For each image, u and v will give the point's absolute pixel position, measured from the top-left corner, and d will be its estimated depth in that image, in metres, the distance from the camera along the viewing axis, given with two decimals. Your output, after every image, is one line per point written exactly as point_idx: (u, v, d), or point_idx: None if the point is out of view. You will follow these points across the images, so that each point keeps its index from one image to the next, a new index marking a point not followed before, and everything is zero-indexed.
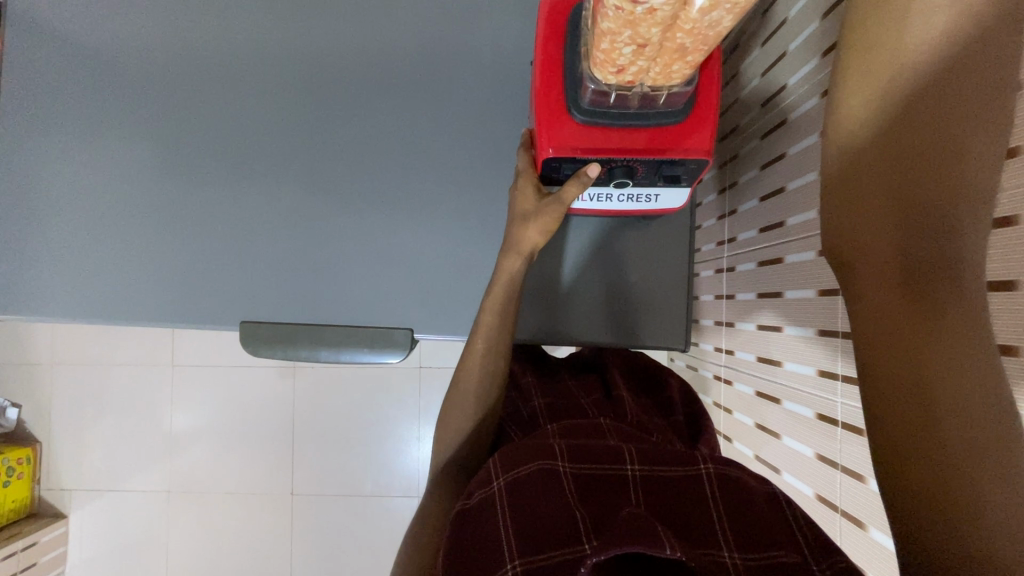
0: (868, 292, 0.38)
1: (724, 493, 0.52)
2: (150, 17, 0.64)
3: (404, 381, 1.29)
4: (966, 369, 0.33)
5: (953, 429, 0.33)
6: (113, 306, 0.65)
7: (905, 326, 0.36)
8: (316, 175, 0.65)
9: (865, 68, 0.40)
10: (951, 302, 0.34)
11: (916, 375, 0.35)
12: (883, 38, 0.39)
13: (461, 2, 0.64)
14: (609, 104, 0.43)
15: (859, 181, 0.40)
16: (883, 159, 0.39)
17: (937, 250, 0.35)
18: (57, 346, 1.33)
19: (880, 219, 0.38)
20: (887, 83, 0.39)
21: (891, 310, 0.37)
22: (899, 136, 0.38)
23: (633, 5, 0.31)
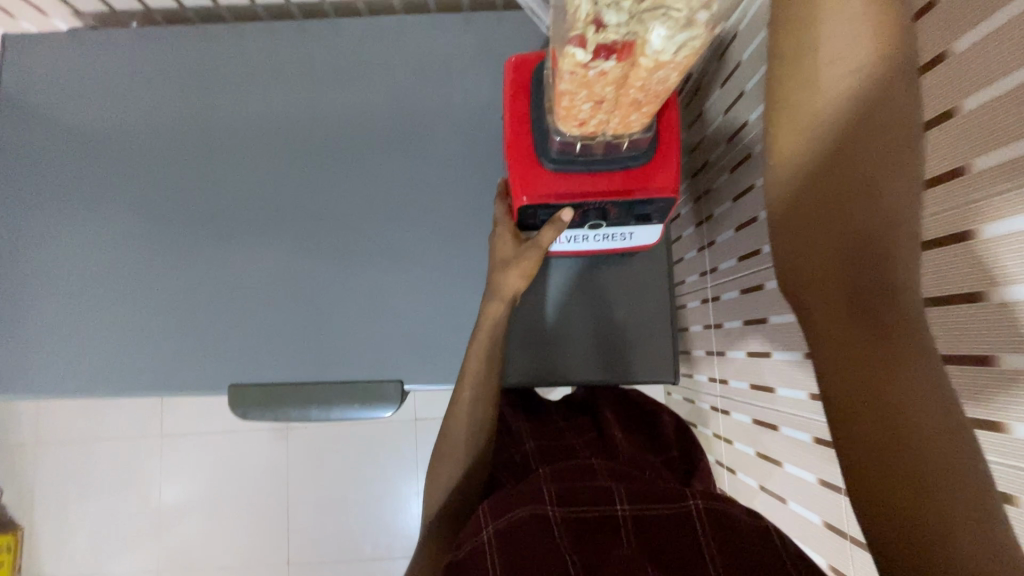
0: (829, 327, 0.37)
1: (715, 530, 0.52)
2: (168, 112, 0.75)
3: (399, 437, 1.34)
4: (922, 395, 0.32)
5: (923, 460, 0.31)
6: (111, 381, 0.72)
7: (863, 360, 0.35)
8: (311, 239, 0.74)
9: (788, 114, 0.40)
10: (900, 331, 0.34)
11: (879, 408, 0.33)
12: (796, 88, 0.40)
13: (440, 81, 0.75)
14: (575, 153, 0.47)
15: (803, 220, 0.40)
16: (820, 197, 0.39)
17: (883, 279, 0.35)
18: (43, 426, 1.34)
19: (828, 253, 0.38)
20: (809, 127, 0.39)
21: (848, 345, 0.36)
22: (830, 174, 0.38)
23: (585, 69, 0.34)
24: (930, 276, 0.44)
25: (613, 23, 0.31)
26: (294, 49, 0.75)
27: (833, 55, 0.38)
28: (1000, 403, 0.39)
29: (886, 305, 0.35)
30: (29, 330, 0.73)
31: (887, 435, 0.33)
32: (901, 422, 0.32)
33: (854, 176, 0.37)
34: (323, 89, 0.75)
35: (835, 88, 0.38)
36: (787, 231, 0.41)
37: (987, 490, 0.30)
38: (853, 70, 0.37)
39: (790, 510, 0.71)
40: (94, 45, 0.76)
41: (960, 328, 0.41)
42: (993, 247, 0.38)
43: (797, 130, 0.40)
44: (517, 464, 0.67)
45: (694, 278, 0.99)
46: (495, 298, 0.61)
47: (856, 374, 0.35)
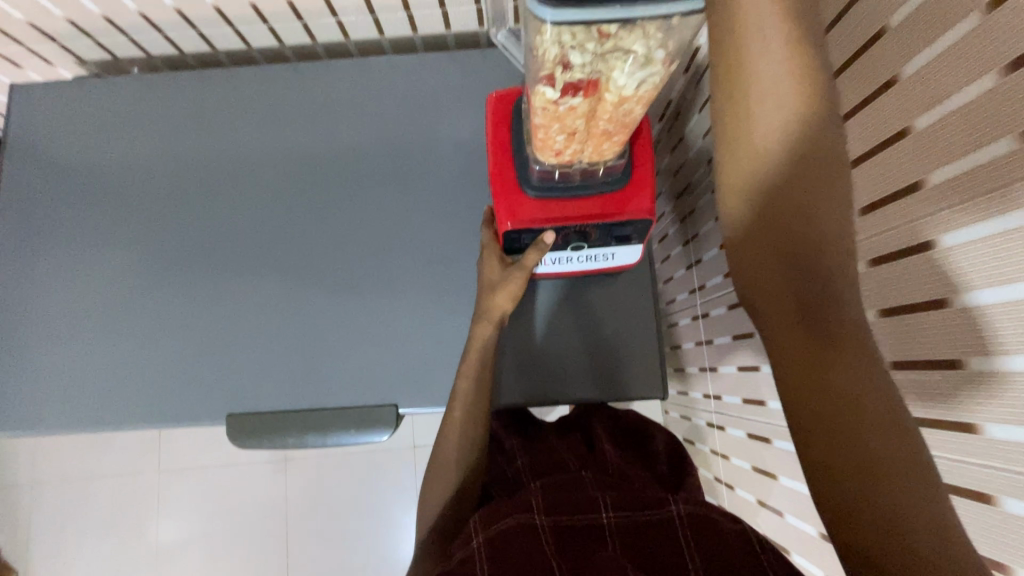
0: (793, 369, 0.36)
1: (694, 534, 0.53)
2: (169, 151, 0.79)
3: (397, 465, 1.33)
4: (887, 432, 0.33)
5: (901, 500, 0.32)
6: (108, 414, 0.73)
7: (833, 402, 0.34)
8: (306, 269, 0.76)
9: (731, 152, 0.39)
10: (859, 368, 0.34)
11: (854, 450, 0.33)
12: (735, 126, 0.38)
13: (427, 114, 0.79)
14: (555, 180, 0.52)
15: (753, 259, 0.39)
16: (769, 235, 0.38)
17: (837, 316, 0.35)
18: (38, 465, 1.33)
19: (783, 293, 0.37)
20: (754, 167, 0.38)
21: (815, 387, 0.35)
22: (777, 213, 0.37)
23: (557, 105, 0.41)
24: (891, 288, 0.46)
25: (578, 62, 0.36)
26: (289, 89, 0.79)
27: (764, 91, 0.36)
28: (971, 405, 0.40)
29: (844, 341, 0.35)
30: (30, 366, 0.74)
31: (864, 478, 0.33)
32: (875, 462, 0.32)
33: (802, 215, 0.36)
34: (317, 126, 0.79)
35: (772, 128, 0.37)
36: (736, 263, 0.40)
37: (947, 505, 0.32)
38: (784, 107, 0.36)
39: (787, 523, 0.71)
40: (97, 91, 0.80)
41: (925, 336, 0.43)
42: (949, 255, 0.40)
43: (743, 169, 0.38)
44: (508, 481, 0.68)
45: (684, 296, 1.01)
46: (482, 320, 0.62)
47: (820, 404, 0.35)
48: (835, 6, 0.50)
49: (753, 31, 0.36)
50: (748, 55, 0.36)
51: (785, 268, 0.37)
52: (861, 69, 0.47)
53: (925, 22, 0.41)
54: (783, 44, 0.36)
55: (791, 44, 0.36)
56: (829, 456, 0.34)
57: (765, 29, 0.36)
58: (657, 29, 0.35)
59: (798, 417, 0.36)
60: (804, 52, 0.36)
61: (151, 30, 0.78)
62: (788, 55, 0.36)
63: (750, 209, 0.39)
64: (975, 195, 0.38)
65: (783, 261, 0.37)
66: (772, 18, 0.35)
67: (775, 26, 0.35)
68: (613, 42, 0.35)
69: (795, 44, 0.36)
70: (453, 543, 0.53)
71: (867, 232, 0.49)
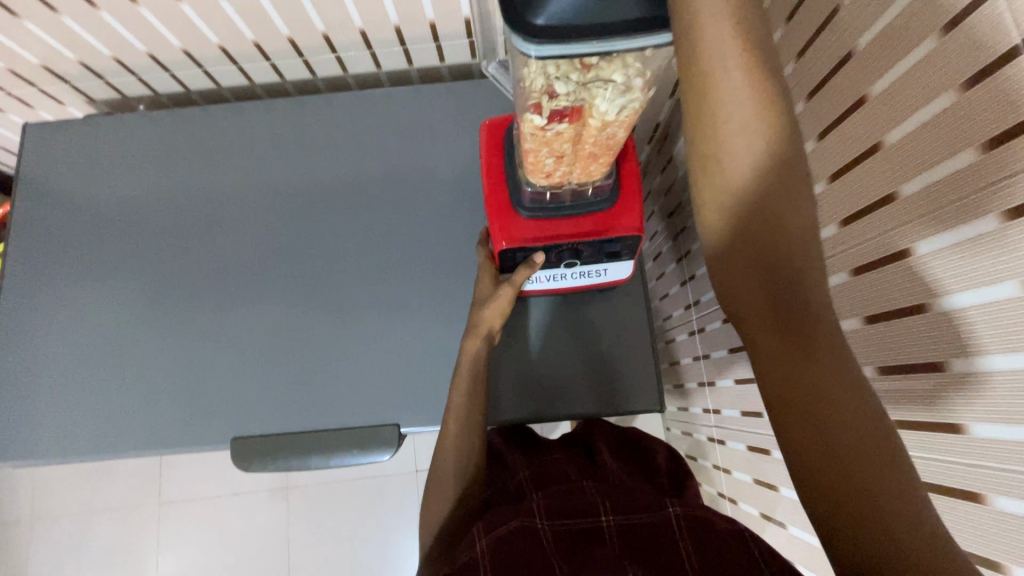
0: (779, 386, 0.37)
1: (692, 534, 0.53)
2: (174, 184, 0.81)
3: (400, 490, 1.32)
4: (868, 440, 0.34)
5: (887, 506, 0.33)
6: (113, 442, 0.73)
7: (818, 416, 0.35)
8: (307, 293, 0.78)
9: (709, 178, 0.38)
10: (840, 380, 0.35)
11: (841, 463, 0.34)
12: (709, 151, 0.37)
13: (423, 142, 0.82)
14: (547, 201, 0.55)
15: (734, 279, 0.39)
16: (748, 256, 0.38)
17: (815, 330, 0.36)
18: (38, 501, 1.32)
19: (764, 311, 0.38)
20: (733, 191, 0.37)
21: (801, 403, 0.36)
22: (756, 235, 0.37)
23: (545, 130, 0.45)
24: (875, 296, 0.48)
25: (563, 91, 0.40)
26: (290, 122, 0.82)
27: (737, 114, 0.35)
28: (956, 407, 0.41)
29: (823, 355, 0.36)
30: (36, 395, 0.75)
31: (851, 488, 0.34)
32: (860, 472, 0.34)
33: (779, 236, 0.36)
34: (317, 156, 0.82)
35: (748, 152, 0.36)
36: (715, 278, 0.40)
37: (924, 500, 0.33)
38: (757, 130, 0.35)
39: (791, 535, 0.71)
40: (106, 128, 0.83)
41: (908, 341, 0.45)
42: (925, 262, 0.42)
43: (722, 194, 0.37)
44: (509, 494, 0.67)
45: (680, 312, 1.03)
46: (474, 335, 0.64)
47: (804, 409, 0.36)
48: (802, 38, 0.54)
49: (715, 56, 0.35)
50: (713, 78, 0.35)
51: (764, 287, 0.37)
52: (831, 92, 0.51)
53: (890, 47, 0.43)
54: (744, 66, 0.35)
55: (751, 66, 0.35)
56: (815, 458, 0.35)
57: (725, 52, 0.35)
58: (635, 61, 0.39)
59: (783, 422, 0.37)
60: (765, 73, 0.35)
61: (159, 69, 0.82)
62: (750, 76, 0.35)
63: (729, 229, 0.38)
64: (945, 206, 0.40)
65: (762, 280, 0.37)
66: (734, 40, 0.34)
67: (735, 49, 0.34)
68: (595, 73, 0.39)
69: (754, 65, 0.35)
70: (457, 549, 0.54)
71: (847, 243, 0.51)
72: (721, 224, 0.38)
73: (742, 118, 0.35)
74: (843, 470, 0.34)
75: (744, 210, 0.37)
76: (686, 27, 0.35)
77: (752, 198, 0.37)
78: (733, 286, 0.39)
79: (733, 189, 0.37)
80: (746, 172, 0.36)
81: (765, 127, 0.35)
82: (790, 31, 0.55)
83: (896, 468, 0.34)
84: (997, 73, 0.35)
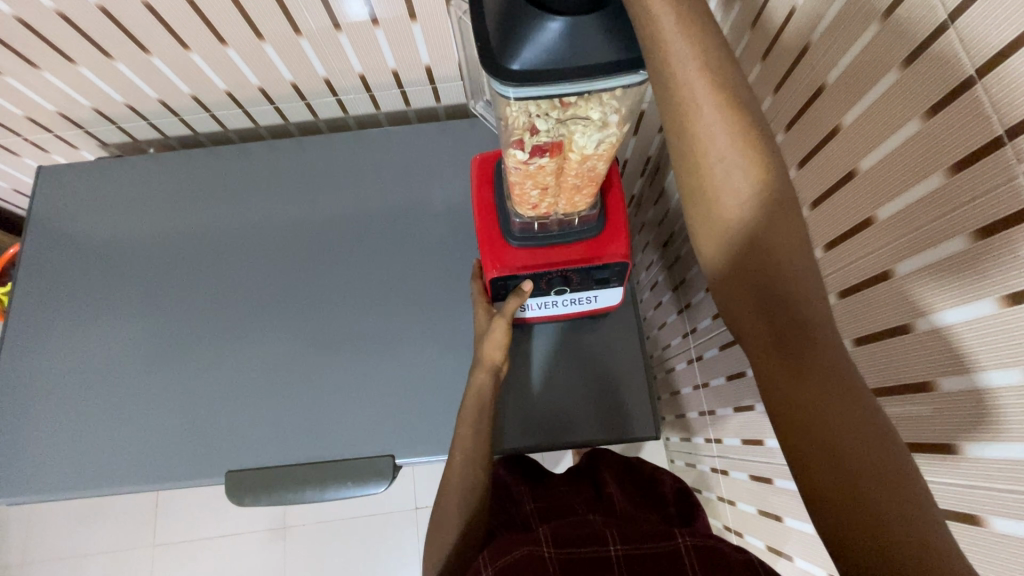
0: (781, 398, 0.37)
1: (703, 565, 0.52)
2: (180, 221, 0.84)
3: (401, 528, 1.29)
4: (873, 455, 0.33)
5: (898, 523, 0.32)
6: (110, 478, 0.73)
7: (818, 428, 0.35)
8: (306, 325, 0.79)
9: (696, 206, 0.39)
10: (842, 393, 0.35)
11: (847, 477, 0.33)
12: (695, 179, 0.38)
13: (420, 177, 0.85)
14: (536, 231, 0.57)
15: (733, 293, 0.39)
16: (744, 272, 0.38)
17: (816, 344, 0.36)
18: (30, 544, 1.29)
19: (763, 324, 0.37)
20: (720, 217, 0.38)
21: (802, 415, 0.35)
22: (749, 253, 0.37)
23: (527, 163, 0.47)
24: (863, 317, 0.48)
25: (543, 128, 0.43)
26: (293, 162, 0.86)
27: (718, 142, 0.36)
28: (951, 428, 0.41)
29: (825, 368, 0.35)
30: (35, 432, 0.75)
31: (856, 502, 0.33)
32: (866, 486, 0.33)
33: (774, 253, 0.36)
34: (318, 194, 0.85)
35: (732, 179, 0.37)
36: (717, 293, 0.40)
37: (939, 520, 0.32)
38: (736, 157, 0.36)
39: (797, 567, 0.70)
40: (117, 170, 0.86)
41: (899, 361, 0.45)
42: (910, 281, 0.43)
43: (713, 223, 0.38)
44: (516, 526, 0.67)
45: (678, 340, 1.03)
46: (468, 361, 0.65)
47: (805, 421, 0.35)
48: (777, 74, 0.57)
49: (687, 95, 0.36)
50: (687, 113, 0.37)
51: (763, 301, 0.37)
52: (808, 122, 0.53)
53: (857, 80, 0.45)
54: (716, 102, 0.36)
55: (723, 101, 0.36)
56: (827, 481, 0.34)
57: (695, 90, 0.36)
58: (610, 99, 0.41)
59: (792, 444, 0.36)
60: (738, 107, 0.37)
61: (170, 115, 0.86)
62: (722, 111, 0.36)
63: (726, 252, 0.38)
64: (924, 226, 0.41)
65: (760, 294, 0.37)
66: (701, 71, 0.36)
67: (705, 87, 0.36)
68: (573, 110, 0.42)
69: (728, 100, 0.36)
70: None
71: (835, 265, 0.51)
72: (722, 249, 0.39)
73: (719, 150, 0.37)
74: (855, 493, 0.33)
75: (733, 236, 0.38)
76: (658, 69, 0.37)
77: (745, 224, 0.37)
78: (734, 301, 0.39)
79: (719, 219, 0.38)
80: (733, 199, 0.37)
81: (744, 158, 0.36)
82: (766, 68, 0.58)
83: (906, 487, 0.32)
84: (961, 99, 0.36)
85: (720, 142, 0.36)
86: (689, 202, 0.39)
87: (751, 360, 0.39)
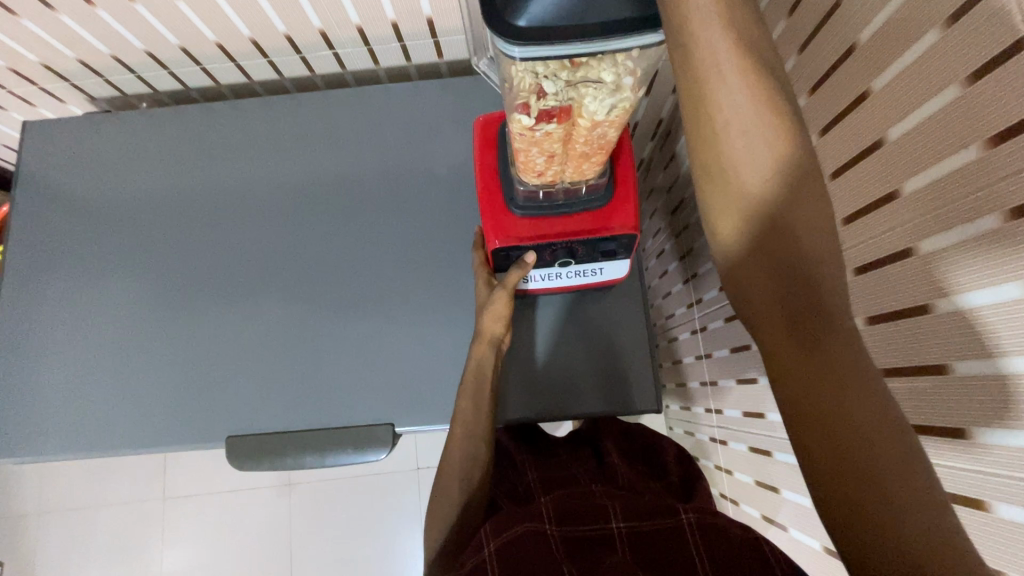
0: (789, 380, 0.34)
1: (706, 541, 0.52)
2: (173, 183, 0.81)
3: (404, 489, 1.32)
4: (885, 438, 0.32)
5: (910, 511, 0.30)
6: (113, 439, 0.74)
7: (831, 410, 0.33)
8: (305, 290, 0.78)
9: (708, 185, 0.36)
10: (854, 375, 0.33)
11: (857, 463, 0.32)
12: (708, 154, 0.36)
13: (421, 138, 0.81)
14: (540, 200, 0.55)
15: (743, 271, 0.36)
16: (757, 249, 0.35)
17: (830, 325, 0.34)
18: (44, 495, 1.34)
19: (773, 303, 0.35)
20: (735, 193, 0.35)
21: (812, 397, 0.33)
22: (765, 231, 0.35)
23: (533, 130, 0.45)
24: (878, 297, 0.47)
25: (551, 90, 0.40)
26: (288, 120, 0.82)
27: (734, 114, 0.34)
28: (962, 413, 0.40)
29: (838, 350, 0.33)
30: (36, 392, 0.75)
31: (867, 488, 0.31)
32: (878, 472, 0.31)
33: (791, 230, 0.34)
34: (315, 154, 0.81)
35: (750, 153, 0.34)
36: (726, 271, 0.38)
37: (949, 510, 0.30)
38: (753, 131, 0.34)
39: (792, 537, 0.71)
40: (106, 127, 0.83)
41: (915, 341, 0.43)
42: (934, 260, 0.40)
43: (731, 198, 0.35)
44: (518, 495, 0.68)
45: (683, 310, 1.02)
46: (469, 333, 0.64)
47: (815, 404, 0.33)
48: (803, 31, 0.53)
49: (707, 60, 0.34)
50: (705, 80, 0.34)
51: (776, 280, 0.35)
52: (835, 85, 0.49)
53: (892, 39, 0.42)
54: (738, 69, 0.34)
55: (746, 68, 0.34)
56: (835, 468, 0.32)
57: (717, 56, 0.34)
58: (624, 59, 0.38)
59: (800, 431, 0.34)
60: (762, 75, 0.34)
61: (158, 67, 0.82)
62: (746, 78, 0.34)
63: (741, 228, 0.36)
64: (950, 203, 0.38)
65: (773, 272, 0.35)
66: (722, 34, 0.33)
67: (727, 51, 0.33)
68: (583, 72, 0.39)
69: (753, 67, 0.34)
70: (465, 552, 0.53)
71: (854, 239, 0.49)
72: (736, 225, 0.36)
73: (740, 121, 0.34)
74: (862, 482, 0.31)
75: (751, 216, 0.35)
76: (677, 30, 0.34)
77: (761, 200, 0.35)
78: (744, 279, 0.36)
79: (736, 198, 0.35)
80: (749, 174, 0.34)
81: (766, 130, 0.34)
82: (792, 24, 0.54)
83: (920, 475, 0.31)
84: (1006, 63, 0.33)
85: (741, 114, 0.34)
86: (702, 178, 0.37)
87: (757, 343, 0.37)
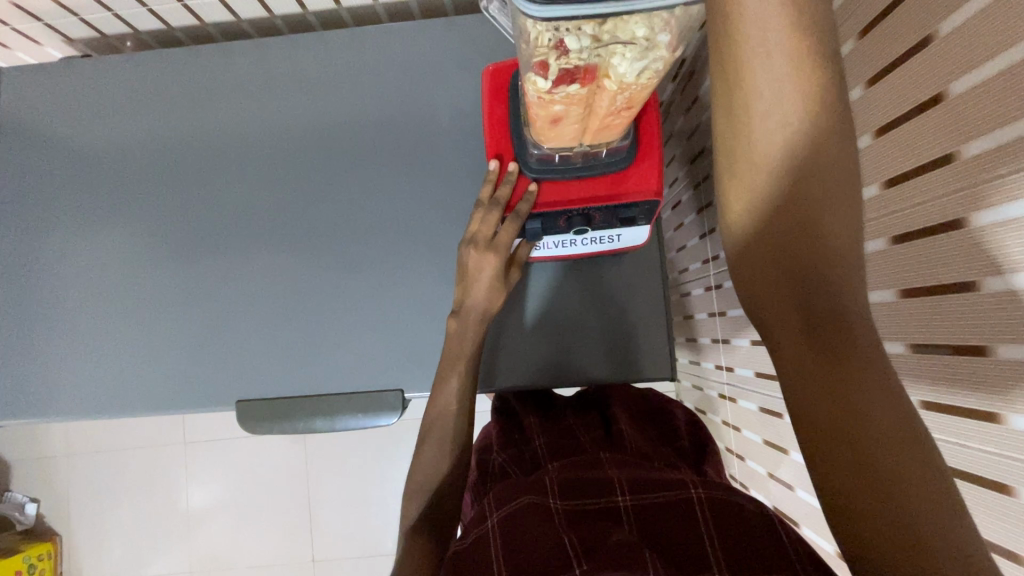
0: (793, 369, 0.35)
1: (715, 512, 0.53)
2: (162, 135, 0.77)
3: (415, 436, 1.35)
4: (891, 428, 0.31)
5: (911, 500, 0.30)
6: (123, 399, 0.74)
7: (832, 399, 0.33)
8: (306, 250, 0.75)
9: (732, 165, 0.36)
10: (862, 364, 0.33)
11: (857, 452, 0.32)
12: (734, 137, 0.36)
13: (424, 84, 0.75)
14: (555, 162, 0.53)
15: (750, 262, 0.37)
16: (767, 239, 0.36)
17: (840, 315, 0.34)
18: (71, 439, 1.40)
19: (780, 293, 0.36)
20: (758, 176, 0.35)
21: (815, 385, 0.34)
22: (779, 220, 0.35)
23: (551, 93, 0.40)
24: (916, 268, 0.43)
25: (574, 47, 0.35)
26: (282, 64, 0.76)
27: (769, 97, 0.34)
28: (999, 396, 0.38)
29: (847, 340, 0.33)
30: (43, 353, 0.76)
31: (865, 477, 0.31)
32: (878, 462, 0.31)
33: (806, 219, 0.34)
34: (310, 103, 0.76)
35: (780, 137, 0.34)
36: (737, 262, 0.38)
37: (958, 504, 0.30)
38: (787, 114, 0.34)
39: (797, 498, 0.71)
40: (87, 73, 0.78)
41: (956, 319, 0.40)
42: (984, 232, 0.37)
43: (750, 181, 0.36)
44: (526, 461, 0.69)
45: (698, 266, 0.99)
46: (475, 300, 0.62)
47: (819, 391, 0.33)
48: None
49: (753, 35, 0.33)
50: (742, 59, 0.34)
51: (784, 271, 0.35)
52: (888, 28, 0.44)
53: None
54: (787, 52, 0.33)
55: (797, 51, 0.33)
56: (832, 453, 0.33)
57: (768, 31, 0.33)
58: (660, 13, 0.33)
59: (802, 418, 0.34)
60: (811, 63, 0.33)
61: (136, 5, 0.75)
62: (792, 59, 0.33)
63: (756, 217, 0.36)
64: (1013, 170, 0.34)
65: (781, 263, 0.35)
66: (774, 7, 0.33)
67: (778, 24, 0.33)
68: (612, 26, 0.34)
69: (799, 52, 0.33)
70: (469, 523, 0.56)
71: (888, 208, 0.46)
72: (749, 211, 0.37)
73: (779, 104, 0.34)
74: (853, 458, 0.32)
75: (769, 199, 0.35)
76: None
77: (786, 186, 0.35)
78: (752, 271, 0.37)
79: (752, 179, 0.35)
80: (775, 159, 0.34)
81: (800, 117, 0.34)
82: None
83: (926, 465, 0.30)
84: None
85: (776, 99, 0.34)
86: (728, 160, 0.37)
87: (765, 334, 0.38)
